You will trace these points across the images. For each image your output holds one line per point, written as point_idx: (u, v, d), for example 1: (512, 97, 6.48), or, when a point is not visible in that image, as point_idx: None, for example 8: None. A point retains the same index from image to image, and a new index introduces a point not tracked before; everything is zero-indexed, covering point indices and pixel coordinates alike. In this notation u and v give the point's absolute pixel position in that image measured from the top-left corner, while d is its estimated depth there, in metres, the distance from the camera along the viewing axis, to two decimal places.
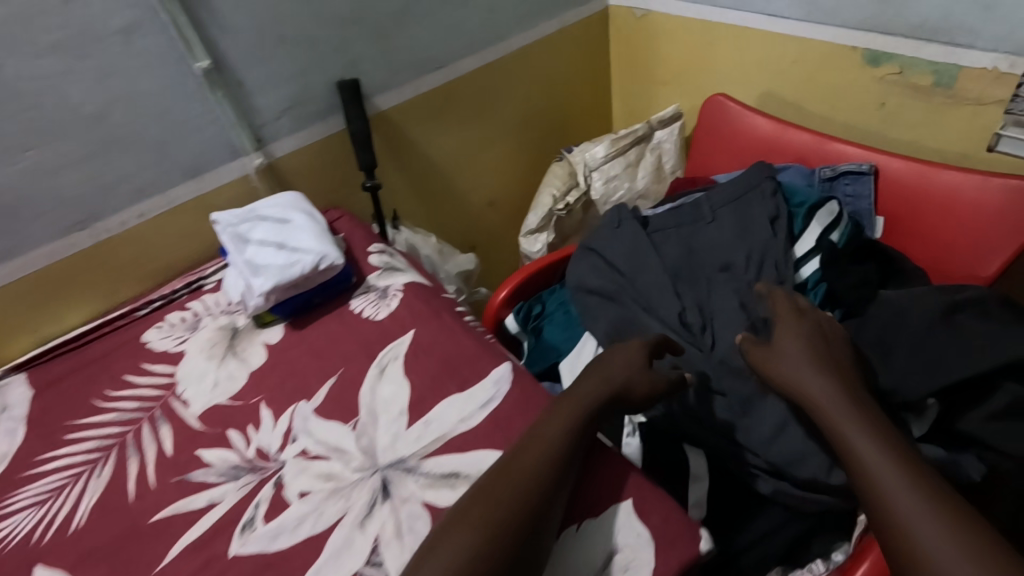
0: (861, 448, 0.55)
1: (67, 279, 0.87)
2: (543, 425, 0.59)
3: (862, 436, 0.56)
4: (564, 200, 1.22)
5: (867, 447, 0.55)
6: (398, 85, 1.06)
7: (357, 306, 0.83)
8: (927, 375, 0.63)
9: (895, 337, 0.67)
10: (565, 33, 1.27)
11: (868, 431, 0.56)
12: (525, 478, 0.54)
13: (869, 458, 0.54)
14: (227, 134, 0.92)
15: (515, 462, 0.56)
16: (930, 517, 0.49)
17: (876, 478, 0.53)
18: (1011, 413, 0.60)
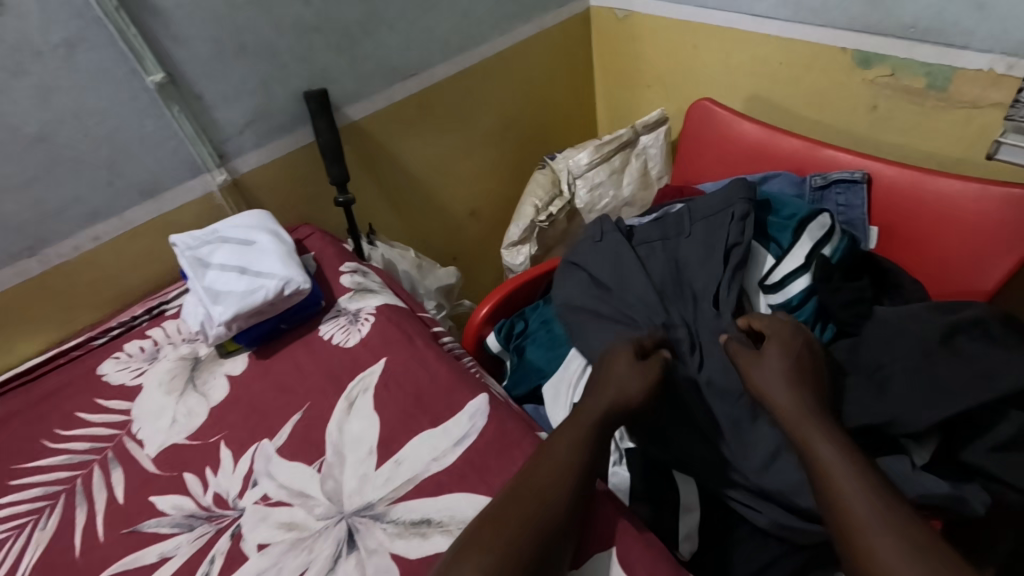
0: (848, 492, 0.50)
1: (16, 309, 0.82)
2: (541, 467, 0.54)
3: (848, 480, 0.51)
4: (547, 210, 1.18)
5: (855, 490, 0.50)
6: (369, 94, 1.01)
7: (326, 332, 0.79)
8: (931, 404, 0.59)
9: (893, 359, 0.63)
10: (545, 36, 1.22)
11: (856, 469, 0.51)
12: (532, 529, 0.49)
13: (857, 505, 0.49)
14: (186, 151, 0.87)
15: (510, 514, 0.50)
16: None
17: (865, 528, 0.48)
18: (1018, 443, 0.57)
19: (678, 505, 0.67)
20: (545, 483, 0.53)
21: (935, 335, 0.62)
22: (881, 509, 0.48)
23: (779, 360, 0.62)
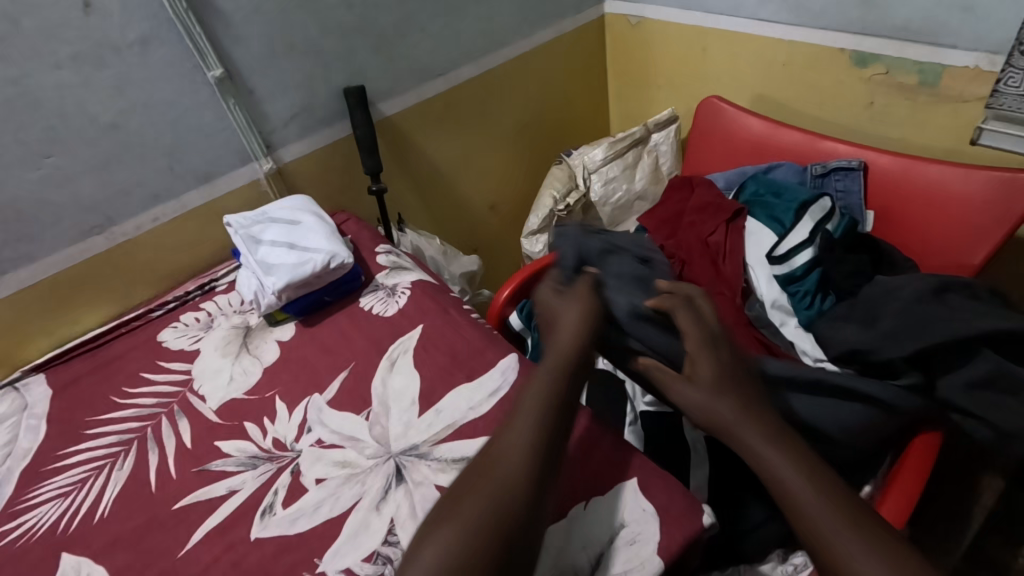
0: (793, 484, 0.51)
1: (82, 282, 0.90)
2: (510, 429, 0.55)
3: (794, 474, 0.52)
4: (564, 201, 1.26)
5: (795, 484, 0.51)
6: (401, 91, 1.10)
7: (366, 304, 0.86)
8: (909, 352, 0.66)
9: (882, 307, 0.71)
10: (562, 41, 1.31)
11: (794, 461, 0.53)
12: (497, 496, 0.50)
13: (802, 496, 0.50)
14: (238, 141, 0.95)
15: (477, 492, 0.50)
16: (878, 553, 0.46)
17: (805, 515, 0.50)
18: (989, 382, 0.63)
19: (689, 461, 0.75)
20: (511, 449, 0.54)
21: (928, 288, 0.69)
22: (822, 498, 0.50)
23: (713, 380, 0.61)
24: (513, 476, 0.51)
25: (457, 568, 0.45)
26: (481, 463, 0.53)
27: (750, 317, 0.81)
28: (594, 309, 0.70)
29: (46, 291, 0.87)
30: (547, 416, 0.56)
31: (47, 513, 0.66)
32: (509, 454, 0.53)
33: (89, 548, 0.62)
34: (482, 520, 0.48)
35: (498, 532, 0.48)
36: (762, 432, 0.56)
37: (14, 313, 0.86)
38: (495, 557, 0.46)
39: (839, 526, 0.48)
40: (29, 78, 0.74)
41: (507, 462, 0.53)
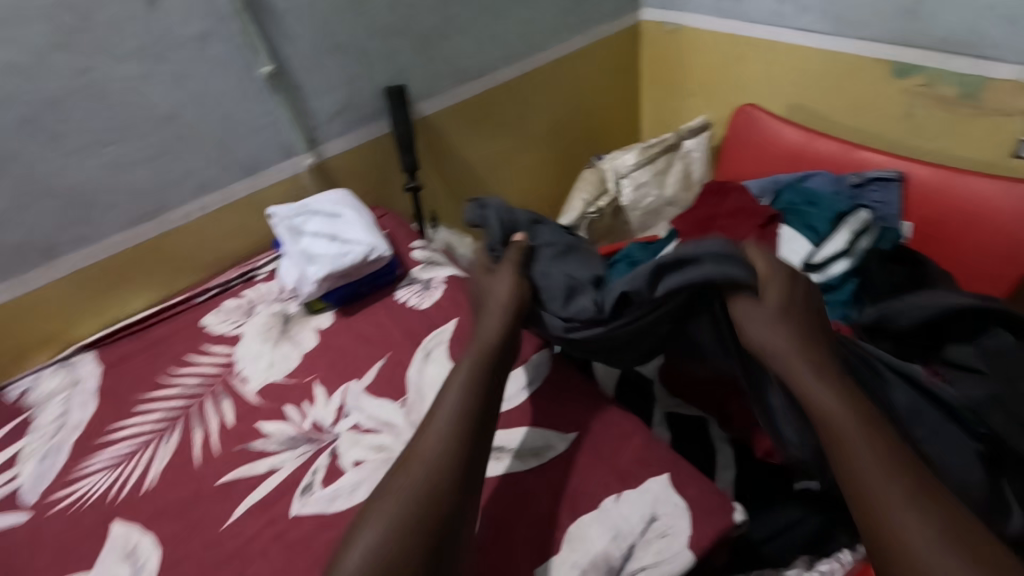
0: (875, 463, 0.49)
1: (132, 266, 0.93)
2: (430, 422, 0.57)
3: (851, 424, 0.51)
4: (595, 204, 1.27)
5: (871, 461, 0.49)
6: (440, 92, 1.12)
7: (402, 296, 0.88)
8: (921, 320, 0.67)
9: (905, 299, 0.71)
10: (598, 46, 1.32)
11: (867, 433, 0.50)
12: (419, 484, 0.52)
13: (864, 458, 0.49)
14: (284, 135, 0.98)
15: (388, 497, 0.52)
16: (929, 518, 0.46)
17: (879, 496, 0.48)
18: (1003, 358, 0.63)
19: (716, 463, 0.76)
20: (425, 452, 0.54)
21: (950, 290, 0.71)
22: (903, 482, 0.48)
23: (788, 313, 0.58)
24: (428, 476, 0.52)
25: (381, 559, 0.47)
26: (399, 465, 0.54)
27: None
28: (506, 300, 0.68)
29: (98, 272, 0.91)
30: (470, 396, 0.59)
31: (97, 483, 0.69)
32: (421, 458, 0.54)
33: (137, 517, 0.64)
34: (393, 517, 0.50)
35: (416, 528, 0.49)
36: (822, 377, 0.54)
37: (70, 293, 0.90)
38: (416, 547, 0.48)
39: (905, 508, 0.46)
40: (95, 70, 0.78)
41: (415, 465, 0.54)
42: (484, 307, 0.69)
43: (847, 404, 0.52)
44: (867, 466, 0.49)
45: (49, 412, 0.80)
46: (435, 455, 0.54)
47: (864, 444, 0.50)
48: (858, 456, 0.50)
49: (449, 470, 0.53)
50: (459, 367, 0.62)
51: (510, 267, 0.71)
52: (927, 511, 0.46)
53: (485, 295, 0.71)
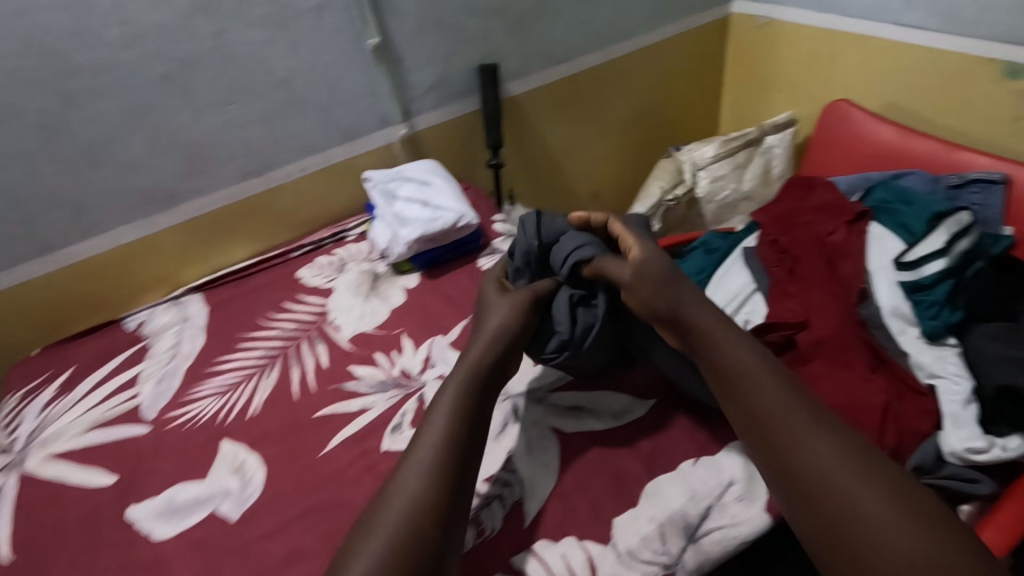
0: (817, 445, 0.50)
1: (238, 218, 1.01)
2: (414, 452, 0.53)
3: (819, 450, 0.49)
4: (672, 192, 1.28)
5: (807, 441, 0.50)
6: (529, 73, 1.16)
7: (484, 264, 0.92)
8: None
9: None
10: (686, 37, 1.32)
11: (805, 413, 0.52)
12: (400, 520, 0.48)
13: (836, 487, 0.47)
14: (382, 105, 1.04)
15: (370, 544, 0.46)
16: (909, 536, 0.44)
17: (829, 476, 0.48)
18: None
19: None
20: (406, 479, 0.51)
21: None
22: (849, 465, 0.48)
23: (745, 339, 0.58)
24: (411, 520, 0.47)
25: None
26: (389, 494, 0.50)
27: (862, 316, 0.81)
28: (501, 336, 0.63)
29: (209, 221, 0.99)
30: (455, 420, 0.54)
31: (207, 406, 0.77)
32: (400, 497, 0.49)
33: (243, 438, 0.71)
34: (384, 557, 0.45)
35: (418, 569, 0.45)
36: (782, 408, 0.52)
37: (184, 238, 0.98)
38: None
39: (889, 530, 0.44)
40: (228, 33, 0.86)
41: (398, 512, 0.48)
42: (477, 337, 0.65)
43: (781, 390, 0.54)
44: (800, 443, 0.50)
45: (163, 343, 0.89)
46: (419, 495, 0.49)
47: (803, 427, 0.51)
48: (794, 438, 0.50)
49: (436, 505, 0.49)
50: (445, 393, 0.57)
51: (523, 297, 0.67)
52: (879, 490, 0.46)
53: (486, 322, 0.66)
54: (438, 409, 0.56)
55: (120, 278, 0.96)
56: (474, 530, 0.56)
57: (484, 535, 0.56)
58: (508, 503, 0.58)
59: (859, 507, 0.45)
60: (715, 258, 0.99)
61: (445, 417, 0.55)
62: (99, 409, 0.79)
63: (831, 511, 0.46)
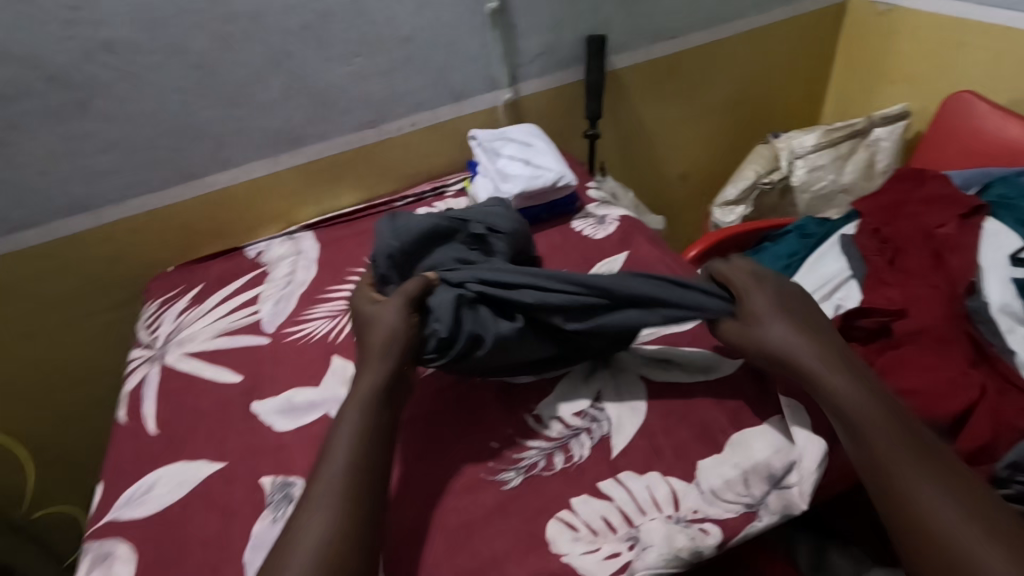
0: (906, 462, 0.52)
1: (350, 165, 1.09)
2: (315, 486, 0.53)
3: (914, 473, 0.51)
4: (768, 177, 1.25)
5: (897, 458, 0.52)
6: (634, 47, 1.17)
7: (577, 226, 0.96)
8: None
9: None
10: (798, 20, 1.29)
11: (890, 421, 0.54)
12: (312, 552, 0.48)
13: (935, 512, 0.49)
14: (491, 69, 1.09)
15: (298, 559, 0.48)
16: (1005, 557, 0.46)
17: (911, 493, 0.51)
18: None
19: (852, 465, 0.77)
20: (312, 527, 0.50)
21: None
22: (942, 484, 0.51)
23: (835, 359, 0.59)
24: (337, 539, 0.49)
25: None
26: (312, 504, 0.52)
27: (968, 309, 0.78)
28: (391, 346, 0.61)
29: (326, 166, 1.07)
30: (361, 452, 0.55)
31: (320, 327, 0.85)
32: (307, 540, 0.49)
33: (352, 357, 0.78)
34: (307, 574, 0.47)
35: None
36: (885, 432, 0.54)
37: (302, 179, 1.07)
38: None
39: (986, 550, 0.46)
40: None
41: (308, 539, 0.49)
42: (365, 350, 0.63)
43: (874, 404, 0.56)
44: (887, 458, 0.53)
45: (280, 270, 0.98)
46: (323, 539, 0.49)
47: (890, 444, 0.53)
48: (878, 454, 0.53)
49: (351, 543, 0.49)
50: (350, 410, 0.58)
51: (401, 300, 0.64)
52: (973, 519, 0.48)
53: (370, 331, 0.64)
54: (339, 440, 0.56)
55: (245, 210, 1.06)
56: (563, 455, 0.61)
57: (573, 460, 0.60)
58: (596, 435, 0.62)
59: (941, 519, 0.49)
60: (811, 242, 1.00)
61: (351, 439, 0.56)
62: (226, 320, 0.89)
63: (909, 520, 0.50)
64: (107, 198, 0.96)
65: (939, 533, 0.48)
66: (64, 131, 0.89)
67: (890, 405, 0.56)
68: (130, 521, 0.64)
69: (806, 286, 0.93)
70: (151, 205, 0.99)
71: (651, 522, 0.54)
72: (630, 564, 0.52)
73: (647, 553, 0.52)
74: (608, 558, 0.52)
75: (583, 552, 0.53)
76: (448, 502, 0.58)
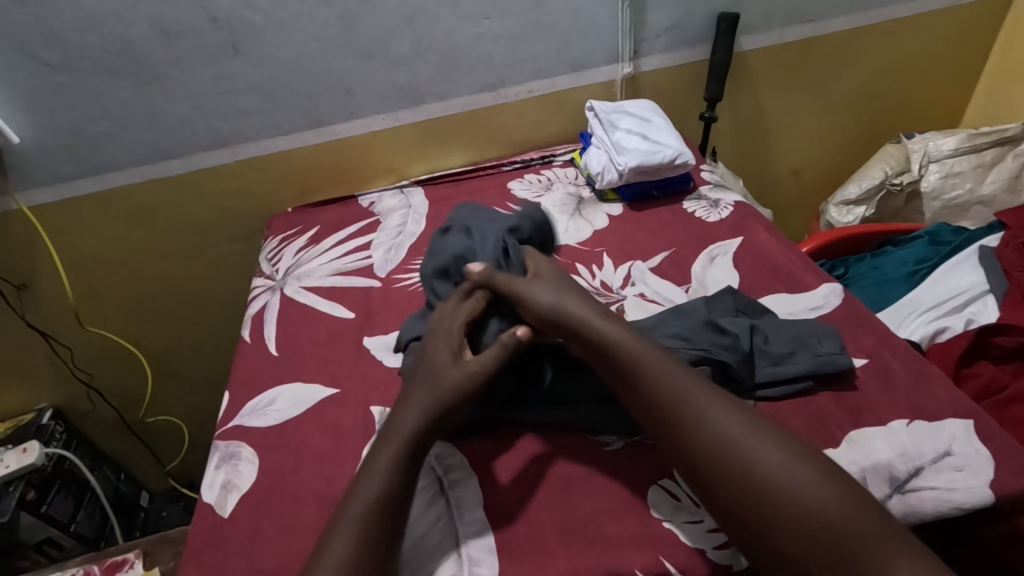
0: (721, 426, 0.51)
1: (464, 126, 1.11)
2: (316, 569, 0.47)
3: (721, 425, 0.51)
4: (896, 179, 1.17)
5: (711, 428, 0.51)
6: (766, 29, 1.12)
7: (689, 207, 0.94)
8: None
9: None
10: (954, 12, 1.18)
11: (669, 372, 0.55)
12: None
13: (755, 462, 0.49)
14: (615, 41, 1.07)
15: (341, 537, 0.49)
16: (822, 487, 0.47)
17: (739, 456, 0.49)
18: None
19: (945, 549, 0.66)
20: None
21: None
22: (740, 425, 0.51)
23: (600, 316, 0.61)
24: (365, 516, 0.49)
25: None
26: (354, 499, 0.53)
27: None
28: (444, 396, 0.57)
29: (441, 125, 1.10)
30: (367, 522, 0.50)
31: None
32: None
33: None
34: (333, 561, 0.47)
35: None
36: (673, 383, 0.54)
37: (418, 136, 1.10)
38: None
39: (806, 485, 0.47)
40: None
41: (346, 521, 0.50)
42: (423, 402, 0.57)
43: (650, 364, 0.56)
44: (697, 434, 0.51)
45: (392, 220, 1.01)
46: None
47: (695, 400, 0.53)
48: (695, 428, 0.52)
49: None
50: (408, 408, 0.57)
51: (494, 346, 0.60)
52: (780, 453, 0.49)
53: (423, 377, 0.59)
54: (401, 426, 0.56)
55: (362, 161, 1.11)
56: None
57: None
58: None
59: (762, 468, 0.48)
60: (945, 251, 0.93)
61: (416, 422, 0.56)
62: (340, 261, 0.93)
63: (745, 488, 0.48)
64: (244, 136, 1.03)
65: (768, 491, 0.48)
66: (216, 70, 0.96)
67: (678, 370, 0.55)
68: (252, 429, 0.69)
69: (934, 296, 0.86)
70: (281, 146, 1.06)
71: None
72: None
73: None
74: (712, 532, 0.52)
75: (685, 521, 0.53)
76: (551, 455, 0.59)
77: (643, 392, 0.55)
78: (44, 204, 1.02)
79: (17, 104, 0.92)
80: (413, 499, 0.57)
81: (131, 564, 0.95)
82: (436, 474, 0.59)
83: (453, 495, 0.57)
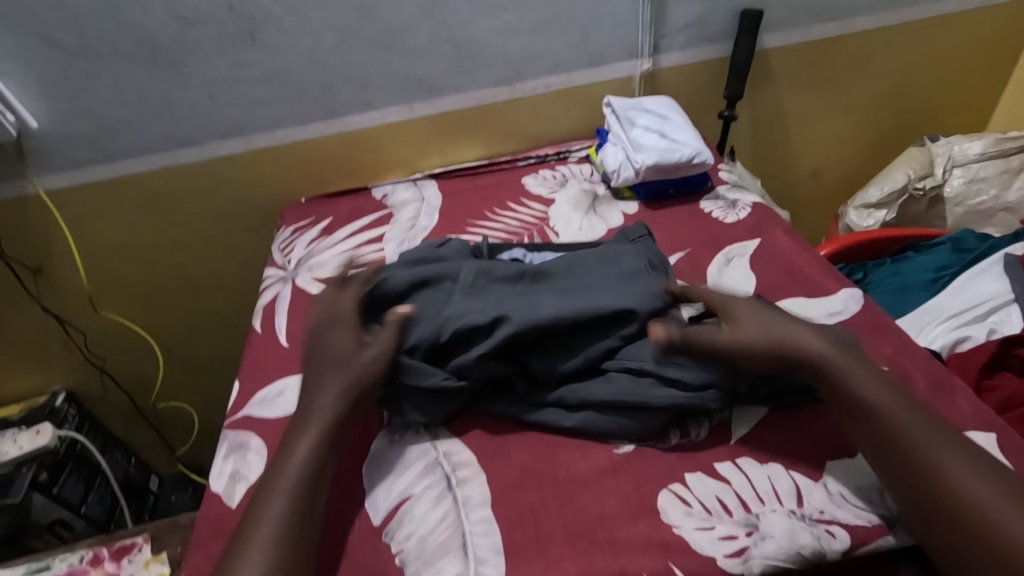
0: (911, 434, 0.51)
1: (478, 120, 1.10)
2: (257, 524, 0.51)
3: (912, 428, 0.52)
4: (919, 183, 1.14)
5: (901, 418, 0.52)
6: (790, 26, 1.10)
7: (706, 207, 0.92)
8: None
9: None
10: (985, 12, 1.15)
11: (865, 371, 0.56)
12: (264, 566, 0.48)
13: (952, 473, 0.49)
14: (634, 37, 1.06)
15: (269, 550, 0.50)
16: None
17: (935, 466, 0.50)
18: None
19: None
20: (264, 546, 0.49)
21: None
22: (934, 435, 0.51)
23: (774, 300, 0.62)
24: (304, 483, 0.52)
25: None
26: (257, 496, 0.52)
27: None
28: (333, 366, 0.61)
29: (456, 118, 1.09)
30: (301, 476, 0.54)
31: None
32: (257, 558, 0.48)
33: None
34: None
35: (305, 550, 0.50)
36: (868, 382, 0.55)
37: (432, 129, 1.10)
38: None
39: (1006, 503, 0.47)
40: None
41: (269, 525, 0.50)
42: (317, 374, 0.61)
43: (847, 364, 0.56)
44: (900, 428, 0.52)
45: (404, 214, 1.00)
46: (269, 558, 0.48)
47: (893, 403, 0.53)
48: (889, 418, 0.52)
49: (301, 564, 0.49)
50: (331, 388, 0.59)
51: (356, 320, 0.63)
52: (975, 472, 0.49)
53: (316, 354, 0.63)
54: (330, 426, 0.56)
55: (376, 153, 1.10)
56: (679, 431, 0.60)
57: (689, 438, 0.59)
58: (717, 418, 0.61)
59: (958, 481, 0.49)
60: (969, 258, 0.91)
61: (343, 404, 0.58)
62: (352, 254, 0.93)
63: (936, 496, 0.48)
64: (259, 125, 1.03)
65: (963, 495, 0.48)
66: (232, 58, 0.96)
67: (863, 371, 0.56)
68: (261, 420, 0.69)
69: (955, 304, 0.84)
70: (295, 136, 1.06)
71: (771, 513, 0.52)
72: (747, 550, 0.50)
73: (765, 543, 0.50)
74: (723, 539, 0.51)
75: (696, 528, 0.52)
76: (560, 457, 0.59)
77: (829, 379, 0.56)
78: (60, 189, 1.02)
79: (35, 89, 0.92)
80: (421, 496, 0.57)
81: (139, 548, 0.95)
82: (445, 472, 0.58)
83: (461, 493, 0.57)
